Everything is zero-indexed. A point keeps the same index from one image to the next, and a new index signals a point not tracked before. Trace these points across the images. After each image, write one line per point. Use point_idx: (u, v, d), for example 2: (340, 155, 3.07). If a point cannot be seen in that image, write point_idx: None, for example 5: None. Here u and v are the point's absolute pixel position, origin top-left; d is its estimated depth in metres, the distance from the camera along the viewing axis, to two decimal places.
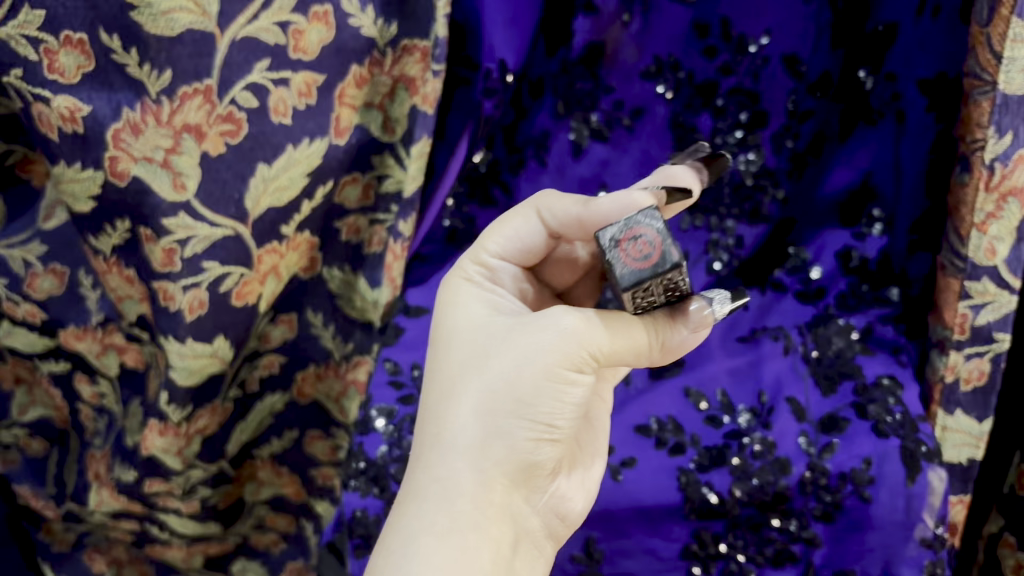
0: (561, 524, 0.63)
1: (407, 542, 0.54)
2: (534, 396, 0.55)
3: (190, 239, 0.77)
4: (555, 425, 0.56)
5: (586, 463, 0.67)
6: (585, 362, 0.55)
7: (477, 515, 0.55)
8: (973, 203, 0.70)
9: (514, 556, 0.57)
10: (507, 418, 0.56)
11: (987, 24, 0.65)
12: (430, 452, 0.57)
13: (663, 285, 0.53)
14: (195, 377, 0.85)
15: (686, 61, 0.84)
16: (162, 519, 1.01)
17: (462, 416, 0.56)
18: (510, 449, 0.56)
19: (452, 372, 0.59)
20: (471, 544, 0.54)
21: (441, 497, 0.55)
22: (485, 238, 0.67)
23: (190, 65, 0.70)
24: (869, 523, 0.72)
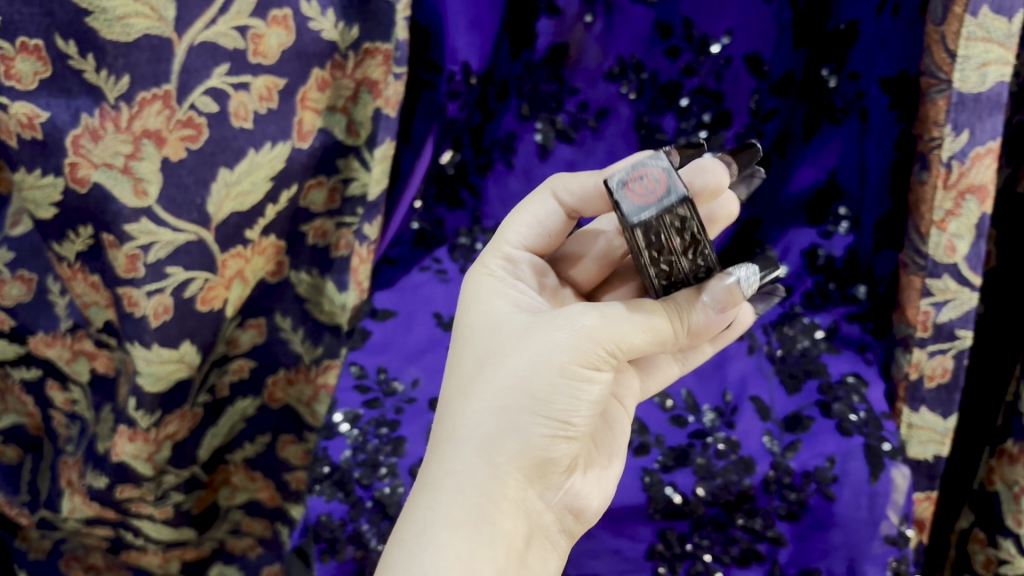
0: (576, 521, 0.62)
1: (419, 534, 0.53)
2: (549, 393, 0.55)
3: (153, 244, 0.76)
4: (572, 421, 0.56)
5: (605, 460, 0.65)
6: (603, 356, 0.54)
7: (492, 508, 0.55)
8: (932, 200, 0.71)
9: (525, 550, 0.56)
10: (523, 413, 0.55)
11: (941, 23, 0.65)
12: (448, 446, 0.57)
13: (676, 231, 0.54)
14: (162, 383, 0.85)
15: (649, 61, 0.84)
16: (137, 526, 1.01)
17: (480, 411, 0.56)
18: (525, 444, 0.56)
19: (472, 367, 0.59)
20: (484, 538, 0.54)
21: (456, 491, 0.55)
22: (506, 234, 0.68)
23: (148, 71, 0.70)
24: (832, 520, 0.72)
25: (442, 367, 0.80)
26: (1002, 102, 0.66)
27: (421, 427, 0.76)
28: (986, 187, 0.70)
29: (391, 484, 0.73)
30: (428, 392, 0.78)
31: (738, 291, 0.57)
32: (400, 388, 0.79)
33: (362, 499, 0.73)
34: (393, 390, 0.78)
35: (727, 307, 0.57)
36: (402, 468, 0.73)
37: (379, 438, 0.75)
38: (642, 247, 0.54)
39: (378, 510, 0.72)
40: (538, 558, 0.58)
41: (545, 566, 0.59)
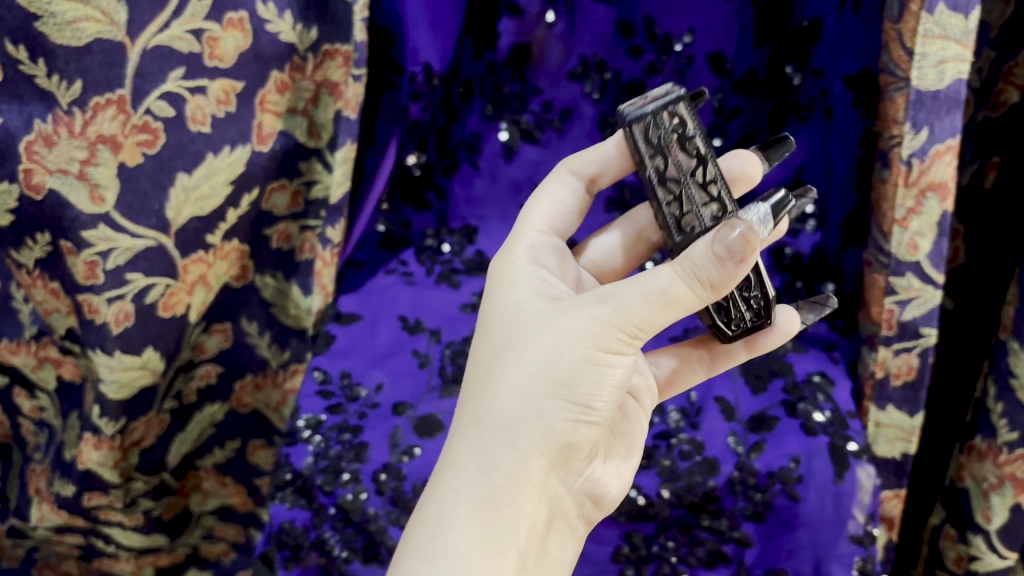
0: (595, 507, 0.59)
1: (439, 515, 0.50)
2: (573, 376, 0.52)
3: (112, 250, 0.75)
4: (595, 404, 0.53)
5: (624, 452, 0.62)
6: (624, 338, 0.51)
7: (515, 489, 0.52)
8: (894, 198, 0.70)
9: (545, 536, 0.54)
10: (545, 396, 0.52)
11: (897, 21, 0.65)
12: (470, 428, 0.54)
13: (679, 141, 0.55)
14: (127, 391, 0.83)
15: (611, 61, 0.83)
16: (107, 534, 0.99)
17: (504, 392, 0.53)
18: (549, 427, 0.53)
19: (495, 351, 0.56)
20: (507, 520, 0.51)
21: (479, 472, 0.52)
22: (528, 223, 0.66)
23: (101, 75, 0.69)
24: (797, 521, 0.72)
25: (407, 370, 0.80)
26: (960, 99, 0.66)
27: (384, 432, 0.75)
28: (947, 184, 0.69)
29: (352, 491, 0.72)
30: (392, 397, 0.77)
31: (754, 237, 0.49)
32: (364, 393, 0.78)
33: (325, 505, 0.73)
34: (357, 395, 0.78)
35: (746, 258, 0.49)
36: (364, 474, 0.72)
37: (341, 444, 0.74)
38: (644, 154, 0.56)
39: (341, 517, 0.73)
40: (557, 546, 0.55)
41: (565, 554, 0.56)
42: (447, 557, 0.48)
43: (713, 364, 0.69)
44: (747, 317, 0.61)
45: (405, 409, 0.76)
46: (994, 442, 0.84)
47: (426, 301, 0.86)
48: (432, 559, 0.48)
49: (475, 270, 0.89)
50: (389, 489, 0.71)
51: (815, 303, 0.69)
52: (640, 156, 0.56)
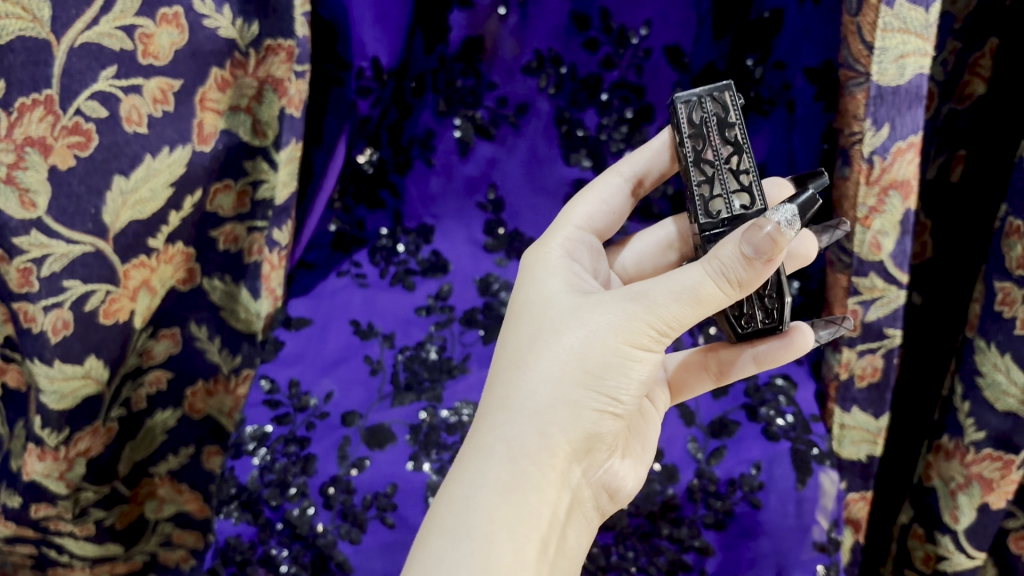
0: (609, 500, 0.58)
1: (465, 496, 0.49)
2: (603, 369, 0.51)
3: (46, 257, 0.71)
4: (620, 397, 0.52)
5: (639, 451, 0.61)
6: (654, 334, 0.50)
7: (540, 475, 0.50)
8: (855, 197, 0.68)
9: (564, 524, 0.52)
10: (575, 386, 0.51)
11: (857, 14, 0.63)
12: (498, 412, 0.52)
13: (718, 127, 0.55)
14: (68, 401, 0.78)
15: (567, 55, 0.81)
16: (58, 544, 0.92)
17: (535, 378, 0.52)
18: (577, 418, 0.51)
19: (526, 339, 0.55)
20: (530, 505, 0.49)
21: (507, 456, 0.50)
22: (567, 219, 0.64)
23: (25, 75, 0.66)
24: (759, 528, 0.70)
25: (357, 378, 0.77)
26: (921, 94, 0.65)
27: (332, 443, 0.72)
28: (909, 182, 0.67)
29: (300, 506, 0.70)
30: (342, 405, 0.75)
31: (783, 235, 0.45)
32: (313, 402, 0.75)
33: (271, 520, 0.70)
34: (306, 405, 0.75)
35: (775, 257, 0.46)
36: (312, 488, 0.70)
37: (287, 457, 0.72)
38: (684, 135, 0.56)
39: (288, 532, 0.70)
40: (573, 535, 0.54)
41: (580, 543, 0.55)
42: (471, 539, 0.47)
43: (720, 376, 0.64)
44: (758, 318, 0.56)
45: (354, 419, 0.74)
46: (961, 441, 0.82)
47: (379, 304, 0.84)
48: (457, 540, 0.47)
49: (430, 272, 0.87)
50: (339, 502, 0.69)
51: (831, 321, 0.62)
52: (680, 137, 0.56)
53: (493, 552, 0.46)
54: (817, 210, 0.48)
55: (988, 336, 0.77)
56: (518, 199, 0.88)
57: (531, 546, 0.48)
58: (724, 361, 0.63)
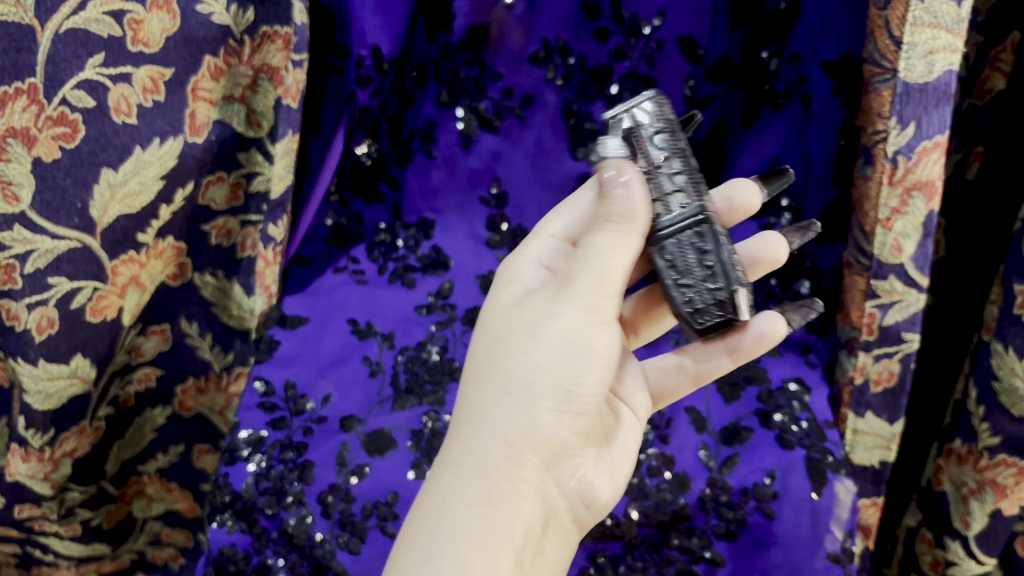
0: (588, 512, 0.55)
1: (436, 513, 0.46)
2: (553, 363, 0.51)
3: (31, 253, 0.68)
4: (577, 393, 0.51)
5: (619, 464, 0.58)
6: (587, 313, 0.51)
7: (510, 484, 0.48)
8: (877, 198, 0.66)
9: (542, 539, 0.49)
10: (529, 386, 0.50)
11: (885, 7, 0.60)
12: (464, 429, 0.51)
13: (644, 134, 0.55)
14: (54, 402, 0.75)
15: (575, 45, 0.78)
16: (44, 544, 0.89)
17: (495, 388, 0.51)
18: (537, 421, 0.50)
19: (485, 353, 0.54)
20: (504, 515, 0.47)
21: (474, 468, 0.48)
22: (542, 232, 0.63)
23: (7, 63, 0.62)
24: (772, 539, 0.67)
25: (356, 380, 0.75)
26: (949, 92, 0.62)
27: (330, 450, 0.70)
28: (934, 183, 0.65)
29: (297, 514, 0.67)
30: (340, 409, 0.73)
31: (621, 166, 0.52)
32: (310, 406, 0.73)
33: (267, 530, 0.67)
34: (302, 409, 0.72)
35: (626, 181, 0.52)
36: (309, 496, 0.67)
37: (284, 464, 0.69)
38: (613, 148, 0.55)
39: (284, 542, 0.67)
40: (554, 550, 0.51)
41: (561, 558, 0.51)
42: (444, 553, 0.44)
43: (698, 377, 0.65)
44: (714, 313, 0.56)
45: (354, 424, 0.71)
46: (974, 446, 0.80)
47: (379, 302, 0.81)
48: (429, 555, 0.44)
49: (430, 268, 0.84)
50: (337, 511, 0.66)
51: (802, 306, 0.65)
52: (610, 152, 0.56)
53: (467, 564, 0.44)
54: (664, 137, 0.55)
55: (1006, 340, 0.75)
56: (522, 193, 0.85)
57: (506, 555, 0.45)
58: (698, 359, 0.64)
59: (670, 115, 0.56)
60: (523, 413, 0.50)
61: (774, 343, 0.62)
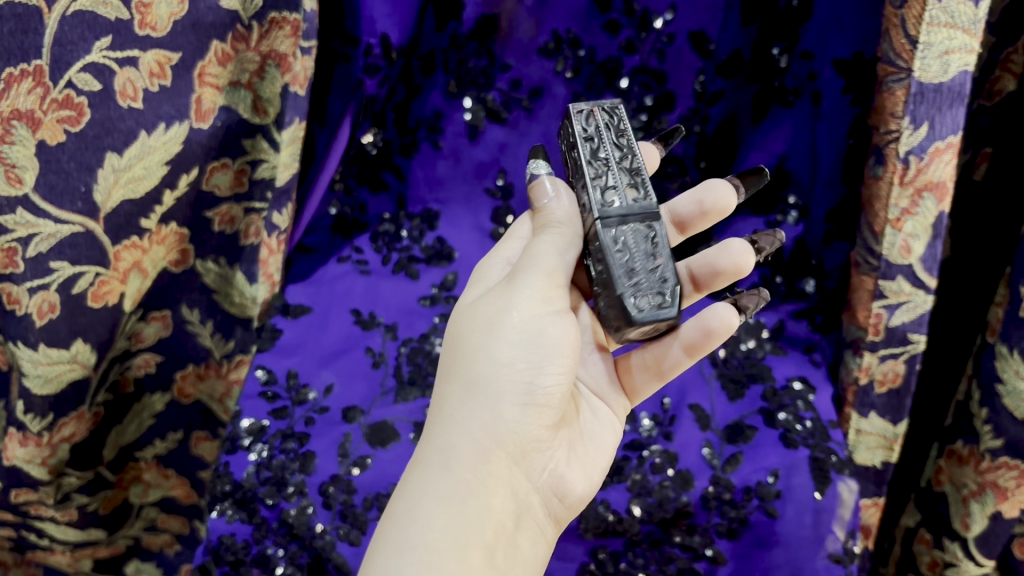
0: (563, 506, 0.55)
1: (406, 510, 0.47)
2: (511, 357, 0.51)
3: (33, 237, 0.68)
4: (538, 385, 0.52)
5: (595, 456, 0.58)
6: (541, 306, 0.52)
7: (478, 480, 0.48)
8: (887, 198, 0.65)
9: (515, 534, 0.50)
10: (490, 381, 0.51)
11: (901, 6, 0.60)
12: (433, 429, 0.51)
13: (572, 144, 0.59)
14: (53, 386, 0.74)
15: (586, 37, 0.77)
16: (39, 528, 0.87)
17: (460, 386, 0.52)
18: (499, 415, 0.51)
19: (450, 353, 0.55)
20: (474, 510, 0.47)
21: (441, 465, 0.49)
22: (513, 235, 0.61)
23: (13, 44, 0.61)
24: (774, 539, 0.67)
25: (359, 371, 0.74)
26: (964, 93, 0.61)
27: (332, 441, 0.69)
28: (945, 184, 0.65)
29: (297, 504, 0.66)
30: (342, 400, 0.72)
31: (543, 181, 0.57)
32: (312, 396, 0.72)
33: (267, 520, 0.67)
34: (304, 399, 0.72)
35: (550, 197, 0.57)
36: (311, 486, 0.67)
37: (285, 454, 0.69)
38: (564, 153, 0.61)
39: (284, 532, 0.66)
40: (529, 544, 0.51)
41: (536, 552, 0.52)
42: (414, 550, 0.44)
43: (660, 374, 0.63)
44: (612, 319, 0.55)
45: (356, 416, 0.71)
46: (977, 449, 0.80)
47: (382, 292, 0.81)
48: (400, 553, 0.44)
49: (435, 260, 0.84)
50: (339, 502, 0.66)
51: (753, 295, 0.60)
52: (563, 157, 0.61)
53: (438, 560, 0.44)
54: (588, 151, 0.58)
55: (1011, 342, 0.74)
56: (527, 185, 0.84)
57: (477, 550, 0.45)
58: (657, 357, 0.62)
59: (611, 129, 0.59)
60: (486, 409, 0.51)
61: (728, 333, 0.59)
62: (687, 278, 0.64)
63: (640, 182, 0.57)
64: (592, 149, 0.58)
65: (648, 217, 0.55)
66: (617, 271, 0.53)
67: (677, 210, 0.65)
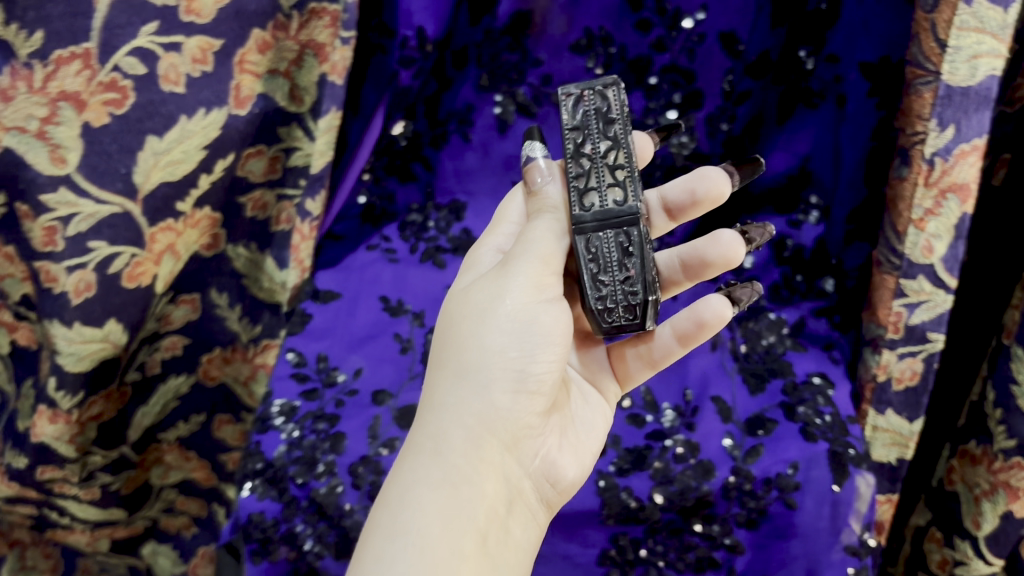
0: (554, 491, 0.57)
1: (399, 496, 0.48)
2: (502, 345, 0.53)
3: (74, 216, 0.69)
4: (529, 373, 0.53)
5: (584, 442, 0.60)
6: (533, 294, 0.54)
7: (470, 466, 0.50)
8: (911, 198, 0.67)
9: (507, 519, 0.51)
10: (481, 368, 0.52)
11: (931, 11, 0.62)
12: (425, 416, 0.53)
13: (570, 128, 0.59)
14: (86, 364, 0.76)
15: (617, 35, 0.78)
16: (61, 506, 0.88)
17: (451, 374, 0.53)
18: (490, 402, 0.52)
19: (442, 338, 0.56)
20: (465, 497, 0.48)
21: (434, 452, 0.50)
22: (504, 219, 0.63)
23: (63, 27, 0.64)
24: (793, 530, 0.69)
25: (388, 356, 0.76)
26: (991, 97, 0.63)
27: (362, 423, 0.71)
28: (969, 186, 0.66)
29: (327, 484, 0.68)
30: (371, 383, 0.74)
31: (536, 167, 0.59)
32: (342, 378, 0.74)
33: (297, 498, 0.68)
34: (334, 380, 0.74)
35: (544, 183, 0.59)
36: (340, 466, 0.68)
37: (316, 434, 0.70)
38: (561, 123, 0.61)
39: (313, 510, 0.68)
40: (520, 529, 0.53)
41: (528, 537, 0.53)
42: (407, 537, 0.46)
43: (653, 363, 0.65)
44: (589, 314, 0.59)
45: (385, 398, 0.73)
46: (990, 449, 0.81)
47: (409, 281, 0.82)
48: (393, 538, 0.46)
49: (461, 250, 0.85)
50: (368, 483, 0.67)
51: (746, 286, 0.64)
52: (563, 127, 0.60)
53: (430, 546, 0.45)
54: (574, 143, 0.58)
55: None
56: None
57: (469, 537, 0.47)
58: (650, 347, 0.65)
59: (603, 116, 0.58)
60: (477, 396, 0.52)
61: (721, 325, 0.62)
62: (678, 267, 0.66)
63: (624, 181, 0.57)
64: (577, 143, 0.58)
65: (626, 222, 0.56)
66: (587, 283, 0.57)
67: (667, 196, 0.67)
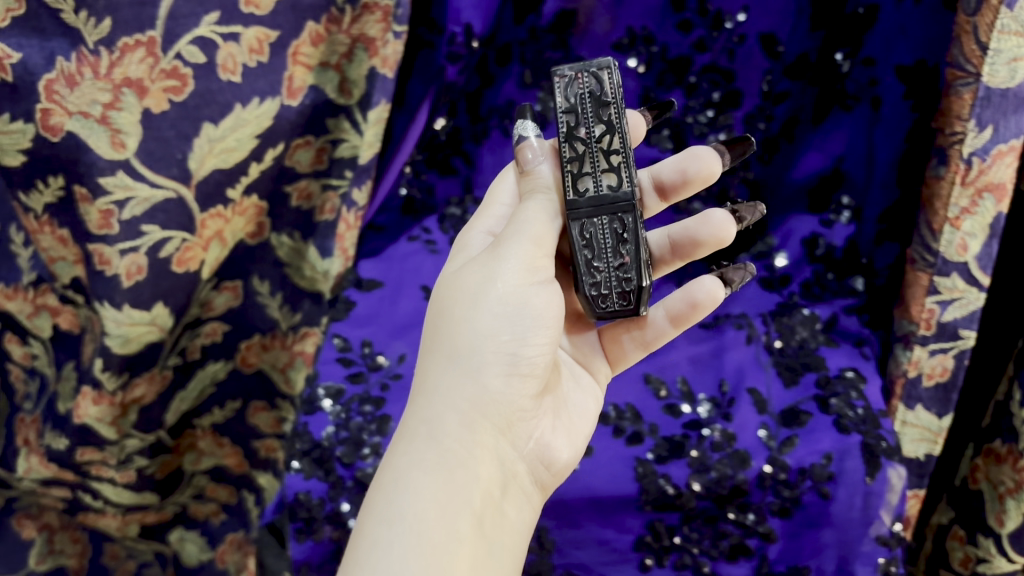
0: (547, 473, 0.58)
1: (395, 480, 0.49)
2: (494, 329, 0.54)
3: (129, 200, 0.71)
4: (521, 356, 0.54)
5: (575, 424, 0.61)
6: (525, 278, 0.55)
7: (464, 449, 0.51)
8: (948, 197, 0.69)
9: (503, 501, 0.52)
10: (473, 351, 0.53)
11: (974, 14, 0.64)
12: (418, 401, 0.54)
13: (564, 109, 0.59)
14: (132, 346, 0.78)
15: (659, 35, 0.81)
16: (95, 489, 0.89)
17: (443, 358, 0.54)
18: (481, 384, 0.53)
19: (431, 323, 0.57)
20: (461, 479, 0.49)
21: (428, 436, 0.51)
22: (494, 202, 0.64)
23: (130, 15, 0.66)
24: (826, 519, 0.70)
25: None
26: None
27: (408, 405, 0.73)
28: (1005, 185, 0.68)
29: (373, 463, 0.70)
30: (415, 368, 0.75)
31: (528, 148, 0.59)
32: (387, 363, 0.76)
33: (342, 478, 0.70)
34: (379, 365, 0.75)
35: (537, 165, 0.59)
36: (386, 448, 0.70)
37: (363, 416, 0.72)
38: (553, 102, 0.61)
39: (359, 489, 0.69)
40: (516, 511, 0.54)
41: (524, 519, 0.54)
42: (404, 519, 0.46)
43: (646, 344, 0.67)
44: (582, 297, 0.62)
45: None
46: (1015, 448, 0.83)
47: None
48: (391, 521, 0.46)
49: None
50: None
51: (738, 266, 0.67)
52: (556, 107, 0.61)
53: (428, 528, 0.46)
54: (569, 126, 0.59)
55: None
56: None
57: (466, 517, 0.48)
58: (643, 329, 0.67)
59: (596, 100, 0.59)
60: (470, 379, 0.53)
61: (715, 306, 0.66)
62: (668, 246, 0.67)
63: (617, 167, 0.58)
64: (571, 127, 0.59)
65: (621, 208, 0.59)
66: (582, 268, 0.60)
67: (660, 175, 0.66)
